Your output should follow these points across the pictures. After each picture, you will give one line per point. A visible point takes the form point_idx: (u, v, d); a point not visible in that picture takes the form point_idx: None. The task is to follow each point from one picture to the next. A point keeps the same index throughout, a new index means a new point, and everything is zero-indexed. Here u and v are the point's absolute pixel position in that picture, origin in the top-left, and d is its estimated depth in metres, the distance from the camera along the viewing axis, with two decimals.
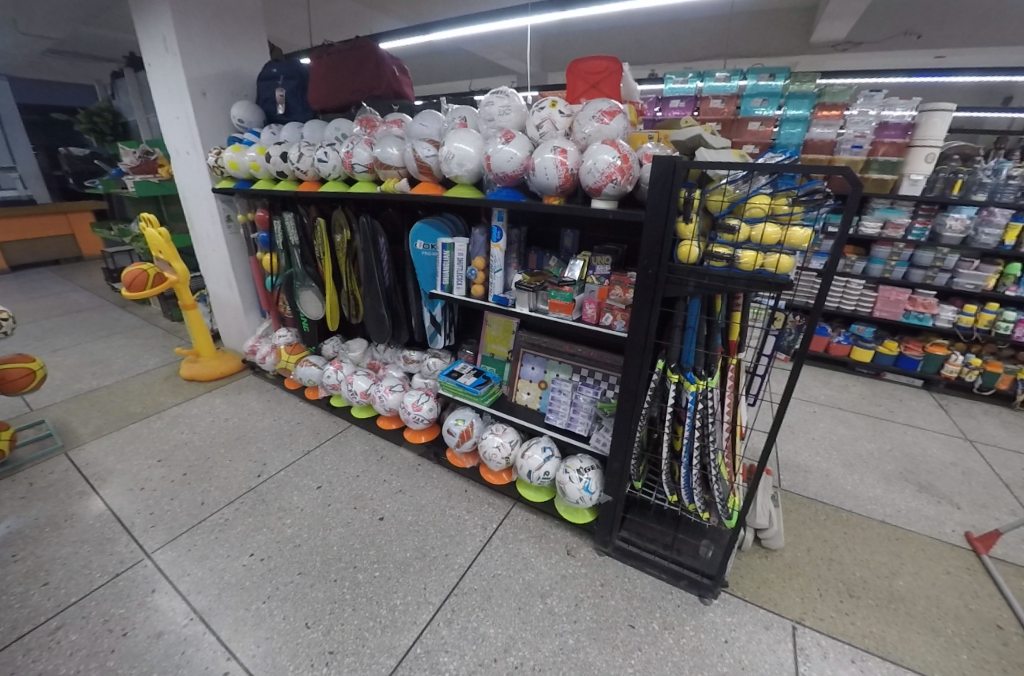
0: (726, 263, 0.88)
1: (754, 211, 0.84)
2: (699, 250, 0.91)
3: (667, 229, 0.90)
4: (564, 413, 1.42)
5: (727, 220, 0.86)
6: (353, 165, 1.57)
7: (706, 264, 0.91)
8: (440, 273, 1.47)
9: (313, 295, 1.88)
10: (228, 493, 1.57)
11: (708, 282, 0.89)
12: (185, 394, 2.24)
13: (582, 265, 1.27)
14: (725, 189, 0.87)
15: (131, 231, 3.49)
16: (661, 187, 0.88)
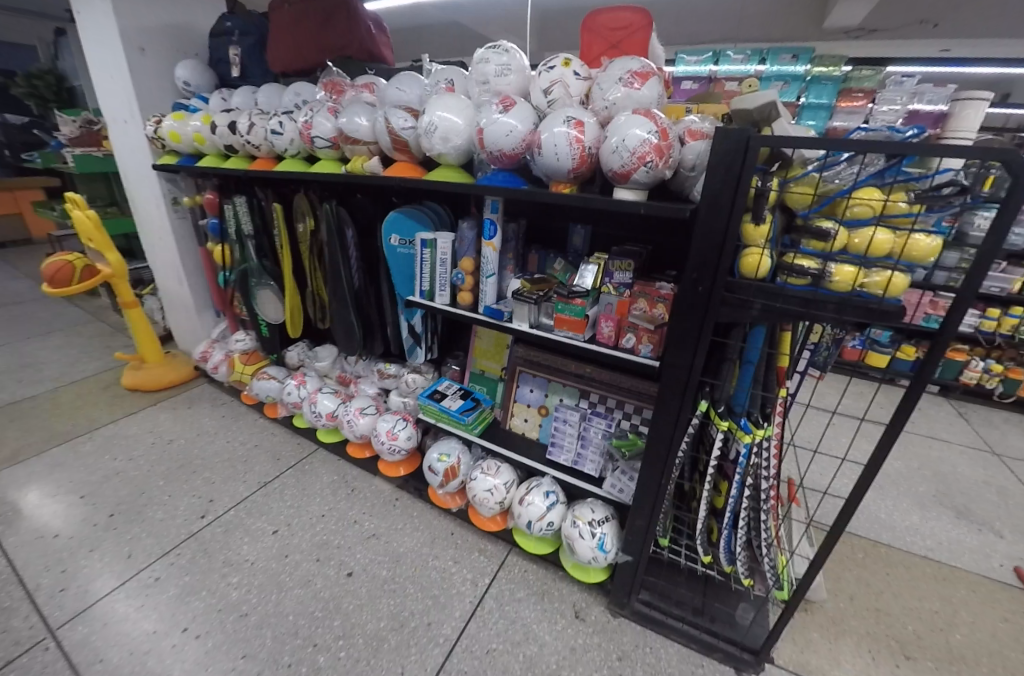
0: (810, 281, 0.64)
1: (859, 209, 0.59)
2: (770, 261, 0.66)
3: (729, 231, 0.65)
4: (569, 447, 1.23)
5: (817, 222, 0.62)
6: (312, 137, 1.27)
7: (780, 280, 0.66)
8: (418, 276, 1.20)
9: (271, 295, 1.56)
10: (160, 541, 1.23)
11: (783, 306, 0.65)
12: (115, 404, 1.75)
13: (596, 270, 1.05)
14: (816, 177, 0.61)
15: None
16: (719, 171, 0.63)
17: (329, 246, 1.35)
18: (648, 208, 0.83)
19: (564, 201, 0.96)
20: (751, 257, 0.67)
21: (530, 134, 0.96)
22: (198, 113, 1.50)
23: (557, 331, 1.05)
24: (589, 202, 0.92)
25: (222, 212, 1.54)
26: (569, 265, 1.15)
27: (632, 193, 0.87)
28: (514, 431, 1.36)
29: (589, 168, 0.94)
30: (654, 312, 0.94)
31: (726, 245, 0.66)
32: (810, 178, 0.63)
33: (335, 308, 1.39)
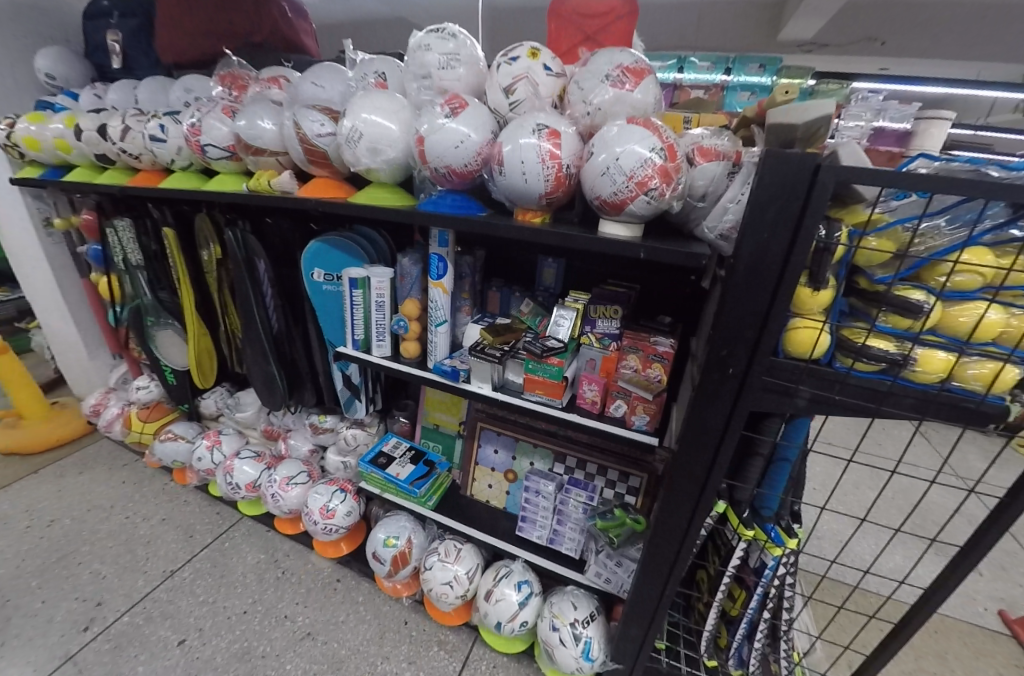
0: (884, 367, 0.51)
1: (959, 281, 0.47)
2: (832, 338, 0.53)
3: (778, 300, 0.50)
4: (544, 524, 1.04)
5: (905, 293, 0.48)
6: (203, 146, 1.00)
7: (841, 364, 0.53)
8: (350, 324, 0.98)
9: (173, 337, 1.28)
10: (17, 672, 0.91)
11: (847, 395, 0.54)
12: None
13: (575, 317, 0.92)
14: (905, 235, 0.48)
15: None
16: (776, 221, 0.47)
17: (237, 279, 1.09)
18: (649, 250, 0.72)
19: (535, 236, 0.79)
20: (802, 334, 0.52)
21: (480, 147, 0.76)
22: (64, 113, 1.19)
23: (525, 394, 0.91)
24: (583, 241, 0.75)
25: (105, 234, 1.23)
26: (538, 307, 0.97)
27: (620, 226, 0.76)
28: (477, 497, 1.18)
29: (563, 190, 0.77)
30: (648, 373, 0.83)
31: (775, 316, 0.51)
32: (897, 232, 0.49)
33: (252, 355, 1.14)
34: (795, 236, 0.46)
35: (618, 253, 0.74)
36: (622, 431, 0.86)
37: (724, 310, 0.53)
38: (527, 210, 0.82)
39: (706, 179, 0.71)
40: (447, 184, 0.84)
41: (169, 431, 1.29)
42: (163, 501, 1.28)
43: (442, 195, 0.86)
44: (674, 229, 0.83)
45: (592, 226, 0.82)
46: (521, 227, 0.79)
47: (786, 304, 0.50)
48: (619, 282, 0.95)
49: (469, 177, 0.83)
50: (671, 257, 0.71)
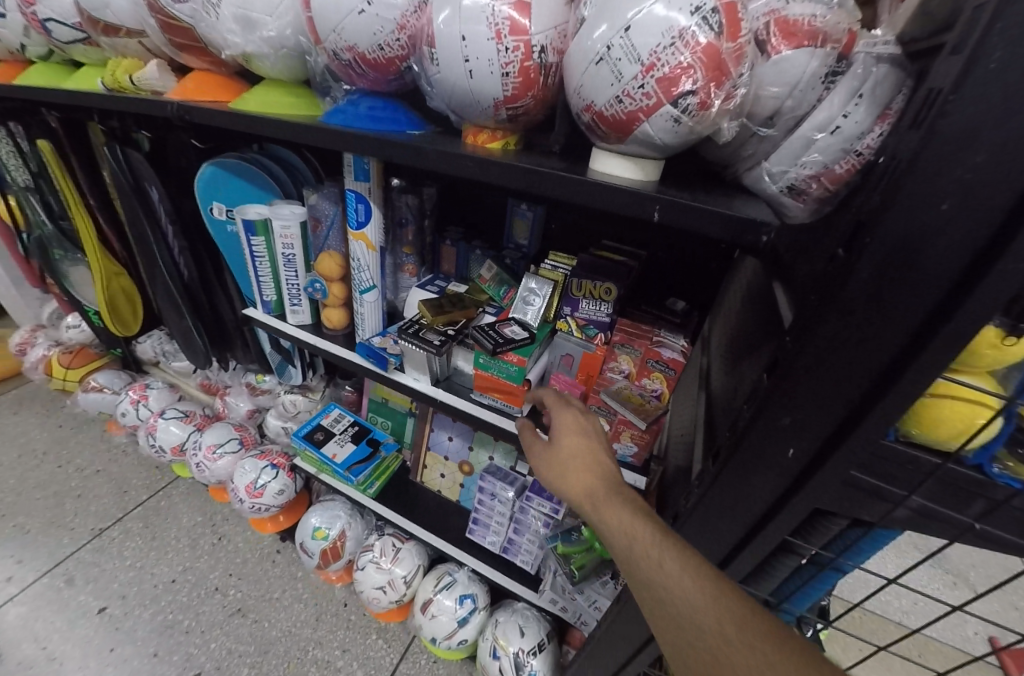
0: None
1: None
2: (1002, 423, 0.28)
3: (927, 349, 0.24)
4: (500, 530, 0.87)
5: None
6: (43, 26, 0.72)
7: (1005, 471, 0.28)
8: (255, 283, 0.75)
9: (81, 276, 1.12)
10: None
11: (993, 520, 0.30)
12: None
13: (551, 293, 0.66)
14: None
15: None
16: (974, 184, 0.20)
17: (126, 210, 0.87)
18: (665, 204, 0.42)
19: (487, 172, 0.49)
20: (944, 413, 0.28)
21: (398, 13, 0.46)
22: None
23: (474, 393, 0.68)
24: (565, 181, 0.46)
25: None
26: (502, 273, 0.70)
27: (624, 163, 0.46)
28: (430, 485, 1.01)
29: (534, 97, 0.47)
30: (642, 384, 0.61)
31: (911, 384, 0.25)
32: None
33: (163, 302, 0.96)
34: (1011, 223, 0.20)
35: (623, 213, 0.44)
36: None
37: (804, 349, 0.28)
38: (479, 132, 0.53)
39: (785, 83, 0.37)
40: (363, 84, 0.55)
41: (93, 379, 1.21)
42: (99, 448, 1.22)
43: (353, 100, 0.58)
44: (704, 174, 0.54)
45: (577, 163, 0.51)
46: (470, 156, 0.49)
47: (944, 362, 0.24)
48: (616, 246, 0.69)
49: (389, 70, 0.51)
50: (712, 226, 0.41)
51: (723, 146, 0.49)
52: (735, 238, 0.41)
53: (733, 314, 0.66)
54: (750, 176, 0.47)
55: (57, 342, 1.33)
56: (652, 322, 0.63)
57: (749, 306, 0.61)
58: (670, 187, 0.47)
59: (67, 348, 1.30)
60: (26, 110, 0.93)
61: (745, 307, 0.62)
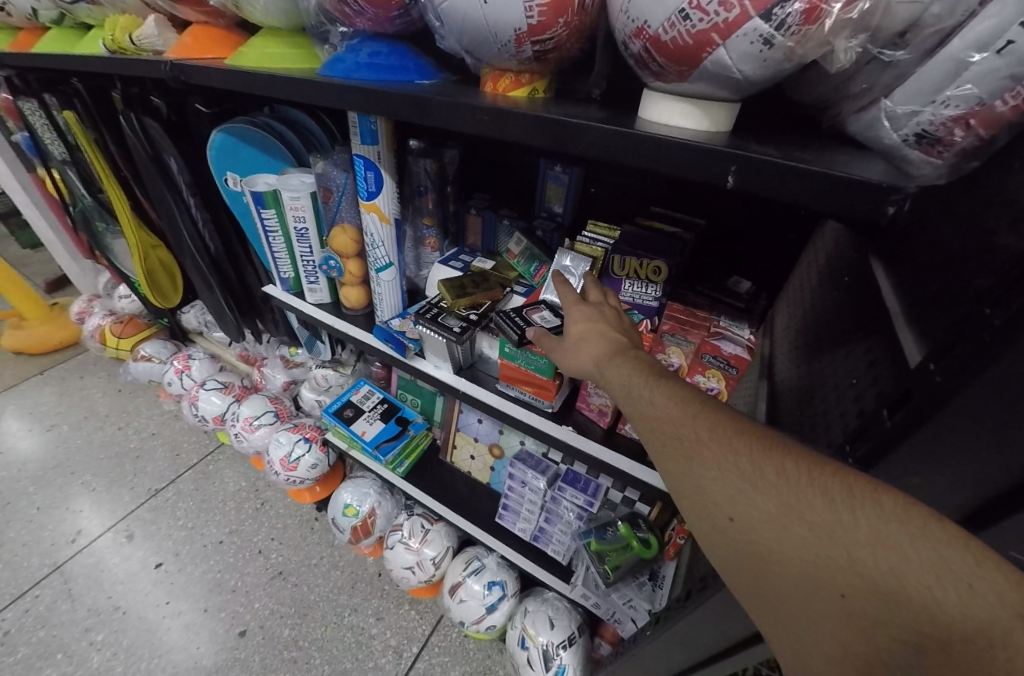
0: None
1: None
2: None
3: None
4: (530, 519, 0.83)
5: None
6: None
7: None
8: (271, 260, 0.72)
9: (121, 247, 1.15)
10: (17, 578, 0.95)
11: None
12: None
13: (591, 271, 0.57)
14: None
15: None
16: None
17: (150, 182, 0.85)
18: (743, 161, 0.31)
19: (508, 128, 0.40)
20: None
21: None
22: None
23: (500, 384, 0.62)
24: (602, 134, 0.35)
25: (25, 120, 1.03)
26: (533, 248, 0.61)
27: (686, 109, 0.36)
28: (459, 466, 0.98)
29: (566, 25, 0.36)
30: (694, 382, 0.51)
31: None
32: None
33: (193, 273, 0.96)
34: None
35: (687, 178, 0.33)
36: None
37: (962, 387, 0.23)
38: (500, 77, 0.44)
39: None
40: (363, 24, 0.46)
41: (143, 347, 1.28)
42: (153, 413, 1.31)
43: (353, 46, 0.49)
44: (785, 121, 0.42)
45: (619, 112, 0.40)
46: (485, 107, 0.40)
47: None
48: (665, 211, 0.60)
49: (390, 6, 0.42)
50: (812, 193, 0.30)
51: (821, 80, 0.37)
52: (844, 212, 0.29)
53: (800, 297, 0.59)
54: (857, 122, 0.35)
55: (110, 312, 1.41)
56: (708, 305, 0.55)
57: (826, 292, 0.54)
58: (746, 140, 0.36)
59: (118, 317, 1.37)
60: (56, 80, 0.92)
61: (819, 292, 0.55)
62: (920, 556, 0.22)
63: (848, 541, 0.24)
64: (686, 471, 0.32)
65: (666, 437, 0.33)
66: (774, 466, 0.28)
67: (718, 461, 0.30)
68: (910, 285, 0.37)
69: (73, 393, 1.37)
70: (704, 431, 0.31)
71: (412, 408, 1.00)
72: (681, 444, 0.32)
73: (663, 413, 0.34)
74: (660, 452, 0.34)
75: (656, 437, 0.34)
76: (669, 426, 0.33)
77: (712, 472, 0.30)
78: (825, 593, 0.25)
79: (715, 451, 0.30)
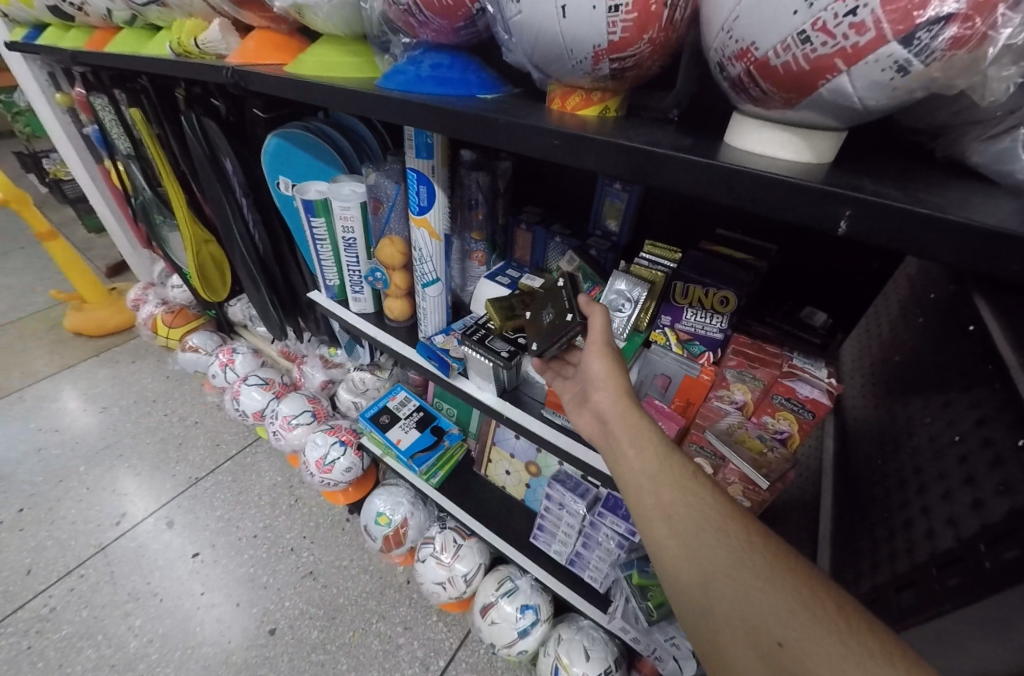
0: None
1: None
2: None
3: None
4: (566, 541, 0.82)
5: None
6: None
7: None
8: (318, 268, 0.72)
9: (174, 239, 1.19)
10: (68, 557, 1.01)
11: None
12: (61, 362, 1.49)
13: (648, 298, 0.53)
14: None
15: (39, 144, 2.73)
16: None
17: (205, 181, 0.87)
18: (861, 205, 0.27)
19: (583, 154, 0.37)
20: None
21: None
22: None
23: (546, 410, 0.59)
24: (689, 165, 0.32)
25: (94, 114, 1.08)
26: (586, 267, 0.59)
27: (784, 138, 0.32)
28: (493, 480, 0.99)
29: (650, 41, 0.33)
30: (761, 421, 0.50)
31: None
32: None
33: (241, 271, 0.98)
34: None
35: (790, 220, 0.29)
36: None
37: None
38: (568, 94, 0.41)
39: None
40: (427, 36, 0.44)
41: (191, 339, 1.33)
42: (197, 402, 1.37)
43: (414, 57, 0.47)
44: (889, 147, 0.37)
45: (707, 139, 0.37)
46: (556, 131, 0.37)
47: None
48: (731, 236, 0.55)
49: (457, 14, 0.40)
50: (948, 245, 0.25)
51: (941, 108, 0.32)
52: (980, 267, 0.25)
53: (878, 326, 0.54)
54: (982, 154, 0.30)
55: (163, 301, 1.47)
56: (777, 338, 0.50)
57: (909, 320, 0.49)
58: (852, 173, 0.31)
59: (170, 307, 1.43)
60: (122, 78, 0.96)
61: (901, 318, 0.50)
62: (853, 643, 0.27)
63: (797, 617, 0.29)
64: (671, 536, 0.36)
65: (656, 501, 0.38)
66: (755, 545, 0.33)
67: (703, 539, 0.34)
68: None
69: (125, 378, 1.44)
70: (696, 510, 0.36)
71: (447, 417, 1.01)
72: (670, 516, 0.36)
73: (661, 481, 0.38)
74: (646, 513, 0.38)
75: (647, 498, 0.38)
76: (662, 496, 0.37)
77: (693, 545, 0.34)
78: (761, 646, 0.30)
79: (705, 530, 0.35)
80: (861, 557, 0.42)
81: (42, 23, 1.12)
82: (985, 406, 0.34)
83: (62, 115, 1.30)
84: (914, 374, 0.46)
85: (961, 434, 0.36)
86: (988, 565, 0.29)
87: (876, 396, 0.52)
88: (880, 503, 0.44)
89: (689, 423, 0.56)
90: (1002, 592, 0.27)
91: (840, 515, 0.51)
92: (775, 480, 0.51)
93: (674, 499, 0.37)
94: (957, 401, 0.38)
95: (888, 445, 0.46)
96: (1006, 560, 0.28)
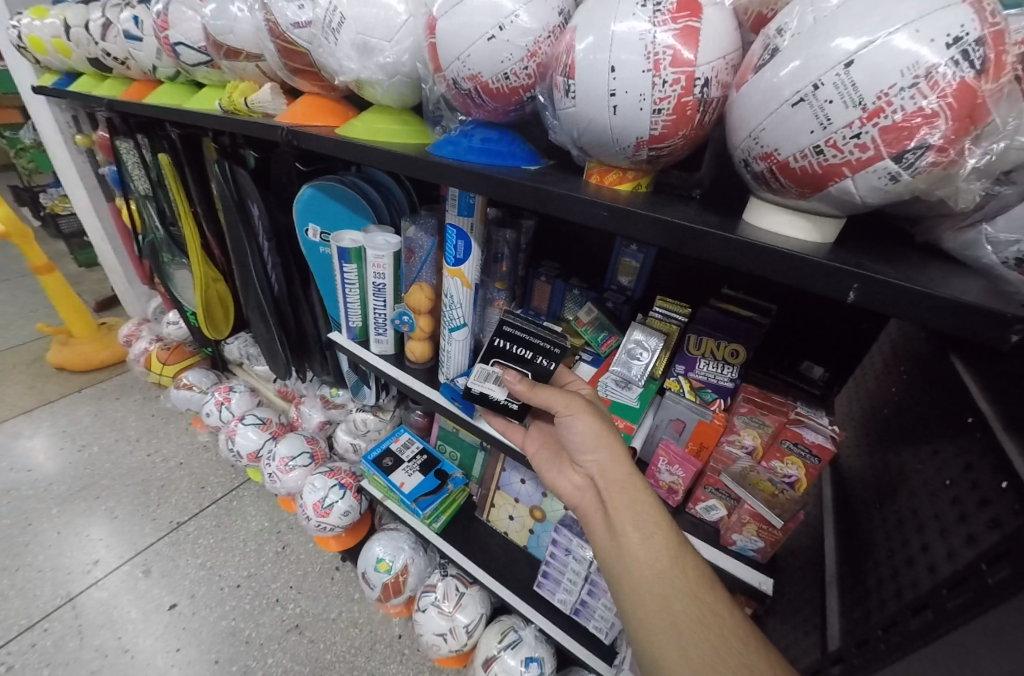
0: None
1: None
2: None
3: None
4: (571, 590, 0.80)
5: None
6: (172, 46, 0.76)
7: None
8: (344, 310, 0.77)
9: (180, 276, 1.21)
10: (29, 604, 0.99)
11: None
12: (39, 399, 1.51)
13: (661, 346, 0.58)
14: None
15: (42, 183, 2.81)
16: None
17: (229, 223, 0.90)
18: (867, 282, 0.32)
19: (627, 225, 0.41)
20: None
21: (532, 39, 0.41)
22: (63, 7, 1.04)
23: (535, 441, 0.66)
24: (723, 243, 0.36)
25: (115, 154, 1.10)
26: (603, 318, 0.63)
27: (796, 221, 0.36)
28: (496, 525, 0.97)
29: (683, 137, 0.38)
30: (771, 466, 0.52)
31: None
32: None
33: (255, 309, 1.01)
34: None
35: (804, 287, 0.34)
36: (716, 552, 0.58)
37: None
38: (606, 171, 0.46)
39: None
40: (479, 115, 0.50)
41: (186, 379, 1.37)
42: (184, 441, 1.41)
43: (466, 130, 0.53)
44: (880, 230, 0.44)
45: (731, 216, 0.43)
46: (608, 204, 0.41)
47: None
48: (738, 296, 0.61)
49: (510, 100, 0.46)
50: (941, 319, 0.30)
51: (915, 202, 0.39)
52: (961, 333, 0.29)
53: (866, 382, 0.62)
54: (955, 241, 0.36)
55: (158, 338, 1.53)
56: (783, 389, 0.54)
57: (895, 375, 0.56)
58: (849, 249, 0.37)
59: (166, 344, 1.49)
60: (152, 125, 1.01)
61: (888, 374, 0.57)
62: None
63: None
64: (680, 651, 0.39)
65: (663, 605, 0.41)
66: None
67: (714, 660, 0.37)
68: (1006, 396, 0.37)
69: (107, 416, 1.47)
70: (708, 624, 0.39)
71: (450, 460, 1.00)
72: (680, 628, 0.40)
73: (669, 583, 0.42)
74: (654, 616, 0.41)
75: (656, 599, 0.42)
76: (671, 601, 0.41)
77: (702, 665, 0.37)
78: None
79: (714, 647, 0.38)
80: (868, 594, 0.44)
81: (75, 71, 1.18)
82: (970, 450, 0.38)
83: (77, 153, 1.36)
84: (902, 426, 0.51)
85: (952, 478, 0.39)
86: (991, 581, 0.30)
87: (870, 444, 0.57)
88: (883, 543, 0.46)
89: (703, 466, 0.59)
90: (1001, 606, 0.28)
91: (844, 557, 0.53)
92: (787, 522, 0.54)
93: (685, 609, 0.40)
94: (945, 447, 0.42)
95: (885, 489, 0.50)
96: (1004, 576, 0.29)
